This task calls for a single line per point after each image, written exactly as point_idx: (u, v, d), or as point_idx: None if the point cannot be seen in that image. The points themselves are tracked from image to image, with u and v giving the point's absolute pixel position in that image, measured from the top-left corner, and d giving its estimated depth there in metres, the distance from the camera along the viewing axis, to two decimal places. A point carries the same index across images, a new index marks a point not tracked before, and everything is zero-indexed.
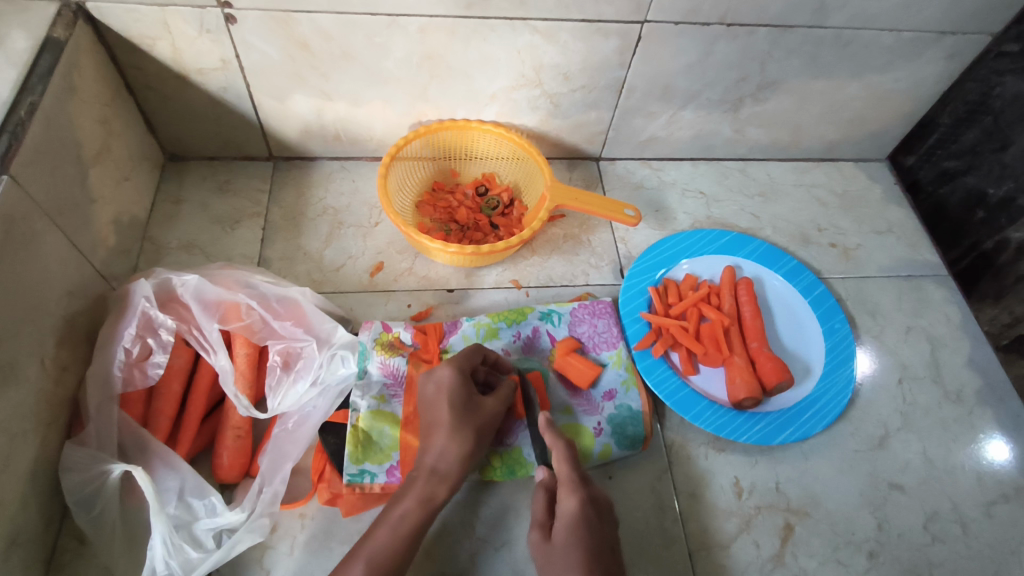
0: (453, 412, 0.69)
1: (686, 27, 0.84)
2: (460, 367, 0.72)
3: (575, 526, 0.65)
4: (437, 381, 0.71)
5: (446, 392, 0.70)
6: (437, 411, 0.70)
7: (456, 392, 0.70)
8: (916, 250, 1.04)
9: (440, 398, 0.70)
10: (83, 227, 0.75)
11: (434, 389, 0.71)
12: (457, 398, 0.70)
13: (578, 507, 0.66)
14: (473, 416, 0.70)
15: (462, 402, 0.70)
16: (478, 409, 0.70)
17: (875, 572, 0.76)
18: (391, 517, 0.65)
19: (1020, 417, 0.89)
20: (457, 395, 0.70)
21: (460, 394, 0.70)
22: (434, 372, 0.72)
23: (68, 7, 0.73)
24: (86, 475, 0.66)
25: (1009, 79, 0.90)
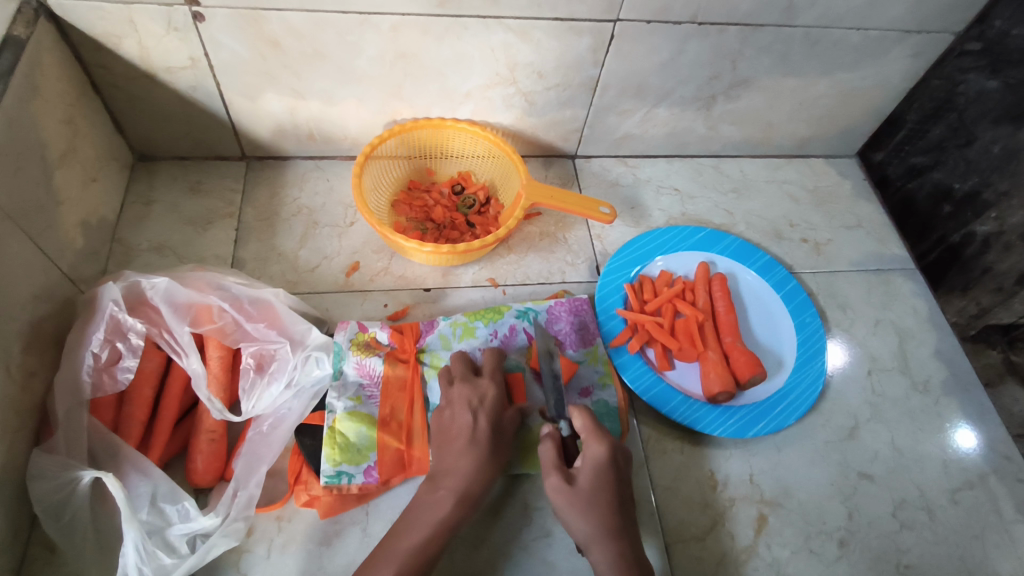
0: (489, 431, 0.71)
1: (658, 26, 0.85)
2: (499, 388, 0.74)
3: (604, 473, 0.66)
4: (480, 396, 0.73)
5: (486, 408, 0.72)
6: (461, 422, 0.71)
7: (496, 410, 0.72)
8: (885, 245, 1.06)
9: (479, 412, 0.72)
10: (49, 230, 0.73)
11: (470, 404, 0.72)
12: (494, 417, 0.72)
13: (607, 456, 0.67)
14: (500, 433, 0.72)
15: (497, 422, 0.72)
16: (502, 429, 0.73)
17: (846, 559, 0.78)
18: None
19: (984, 406, 0.91)
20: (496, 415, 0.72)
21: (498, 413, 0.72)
22: (478, 386, 0.74)
23: (29, 4, 0.71)
24: (54, 483, 0.64)
25: (972, 77, 0.93)
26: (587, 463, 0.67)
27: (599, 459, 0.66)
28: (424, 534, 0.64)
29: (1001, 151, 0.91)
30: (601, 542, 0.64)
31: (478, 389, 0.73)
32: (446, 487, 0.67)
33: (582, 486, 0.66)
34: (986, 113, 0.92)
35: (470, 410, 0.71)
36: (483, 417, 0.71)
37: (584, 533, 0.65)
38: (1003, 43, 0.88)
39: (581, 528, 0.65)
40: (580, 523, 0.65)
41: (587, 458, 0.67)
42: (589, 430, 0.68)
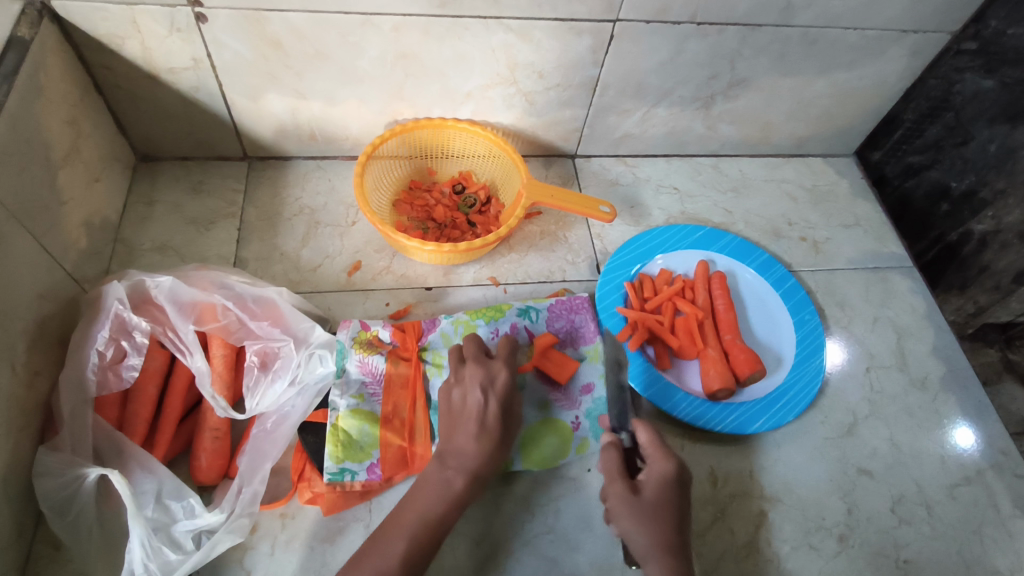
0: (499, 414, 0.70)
1: (657, 26, 0.85)
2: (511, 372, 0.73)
3: (667, 489, 0.67)
4: (492, 379, 0.72)
5: (498, 390, 0.71)
6: (472, 404, 0.70)
7: (506, 393, 0.71)
8: (883, 243, 1.07)
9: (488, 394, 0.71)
10: (53, 229, 0.74)
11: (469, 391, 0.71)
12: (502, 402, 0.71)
13: (669, 473, 0.67)
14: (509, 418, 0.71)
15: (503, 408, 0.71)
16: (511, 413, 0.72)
17: (845, 555, 0.79)
18: None
19: (981, 402, 0.92)
20: (507, 399, 0.71)
21: (508, 397, 0.71)
22: (491, 368, 0.73)
23: (33, 6, 0.71)
24: (61, 480, 0.65)
25: (968, 76, 0.94)
26: (652, 477, 0.67)
27: (666, 475, 0.67)
28: (423, 518, 0.64)
29: (998, 149, 0.91)
30: (655, 551, 0.64)
31: (490, 371, 0.72)
32: (455, 469, 0.67)
33: (643, 498, 0.66)
34: (982, 112, 0.93)
35: (482, 390, 0.70)
36: (494, 400, 0.70)
37: (641, 545, 0.65)
38: (999, 43, 0.89)
39: (636, 537, 0.65)
40: (635, 531, 0.65)
41: (649, 473, 0.68)
42: (654, 445, 0.70)
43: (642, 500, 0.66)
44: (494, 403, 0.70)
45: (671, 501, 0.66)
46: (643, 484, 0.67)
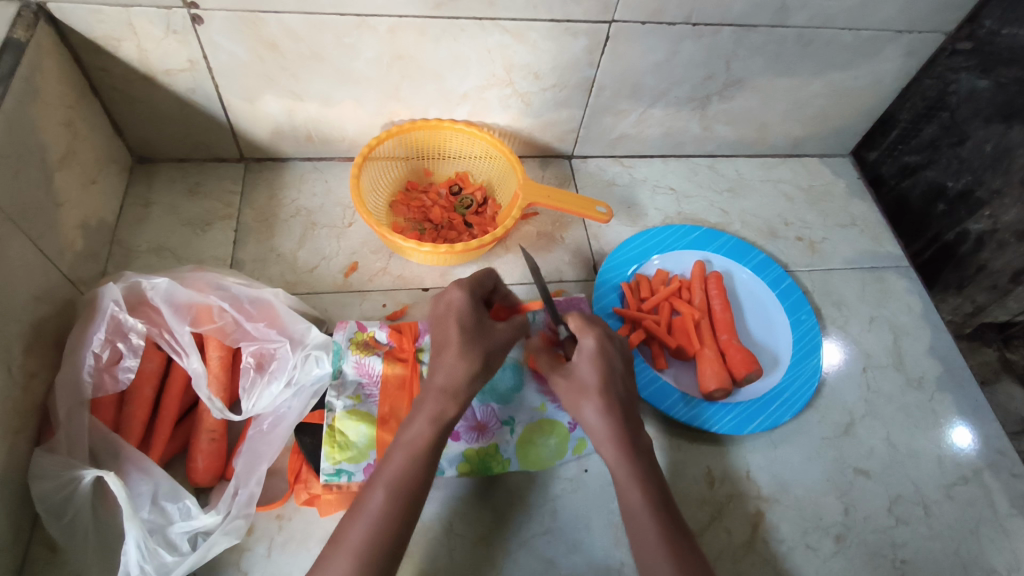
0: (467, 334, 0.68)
1: (653, 27, 0.85)
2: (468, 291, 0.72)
3: (599, 360, 0.70)
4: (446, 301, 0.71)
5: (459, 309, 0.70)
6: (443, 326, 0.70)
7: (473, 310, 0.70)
8: (880, 243, 1.07)
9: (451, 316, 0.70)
10: (49, 231, 0.74)
11: (444, 309, 0.71)
12: (469, 319, 0.69)
13: (596, 344, 0.70)
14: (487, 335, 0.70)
15: (474, 323, 0.69)
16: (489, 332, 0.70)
17: (842, 554, 0.79)
18: None
19: (977, 401, 0.92)
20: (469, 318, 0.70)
21: (471, 316, 0.70)
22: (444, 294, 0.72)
23: (29, 8, 0.71)
24: (56, 482, 0.65)
25: (964, 76, 0.94)
26: (584, 354, 0.70)
27: (595, 349, 0.70)
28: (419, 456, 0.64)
29: (994, 149, 0.92)
30: (604, 423, 0.68)
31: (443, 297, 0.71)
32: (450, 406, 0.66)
33: (579, 373, 0.70)
34: (978, 112, 0.93)
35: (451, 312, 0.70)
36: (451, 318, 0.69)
37: (591, 419, 0.69)
38: (994, 43, 0.89)
39: (586, 414, 0.69)
40: (584, 410, 0.69)
41: (579, 347, 0.71)
42: (578, 330, 0.72)
43: (579, 368, 0.70)
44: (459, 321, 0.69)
45: (611, 374, 0.70)
46: (580, 361, 0.70)
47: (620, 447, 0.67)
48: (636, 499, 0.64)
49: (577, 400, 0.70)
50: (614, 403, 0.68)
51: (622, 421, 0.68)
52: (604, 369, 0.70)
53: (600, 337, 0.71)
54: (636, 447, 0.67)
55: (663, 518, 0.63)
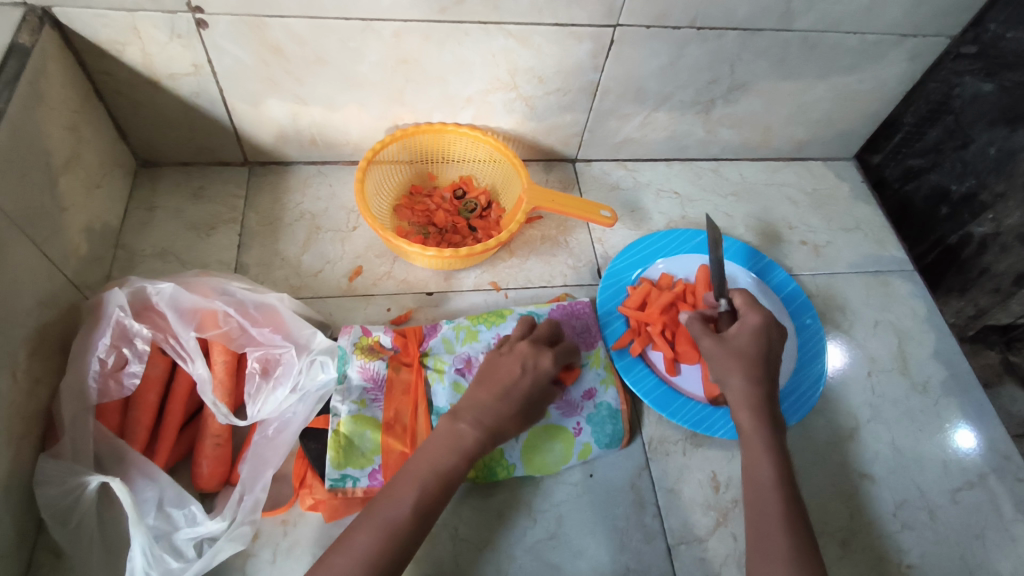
0: (529, 393, 0.72)
1: (657, 31, 0.85)
2: (556, 357, 0.75)
3: (754, 336, 0.75)
4: (537, 360, 0.74)
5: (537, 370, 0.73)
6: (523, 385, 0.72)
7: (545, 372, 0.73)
8: (884, 247, 1.07)
9: (531, 375, 0.73)
10: (54, 236, 0.73)
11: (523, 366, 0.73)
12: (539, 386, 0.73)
13: (761, 322, 0.76)
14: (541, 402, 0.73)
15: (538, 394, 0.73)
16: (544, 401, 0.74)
17: (848, 560, 0.78)
18: None
19: (982, 406, 0.92)
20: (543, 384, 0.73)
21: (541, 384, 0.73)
22: (538, 350, 0.75)
23: (34, 12, 0.71)
24: (62, 488, 0.65)
25: (968, 80, 0.94)
26: (746, 328, 0.75)
27: (756, 326, 0.75)
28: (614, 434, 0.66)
29: (998, 153, 0.91)
30: (750, 389, 0.72)
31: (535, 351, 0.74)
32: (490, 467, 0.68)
33: (733, 344, 0.74)
34: (982, 115, 0.93)
35: (522, 368, 0.73)
36: (531, 377, 0.73)
37: (738, 387, 0.72)
38: (998, 47, 0.89)
39: (734, 381, 0.72)
40: (732, 377, 0.73)
41: (745, 322, 0.76)
42: (748, 307, 0.78)
43: (733, 341, 0.75)
44: (530, 382, 0.72)
45: (761, 351, 0.74)
46: (735, 333, 0.75)
47: (756, 414, 0.71)
48: (761, 467, 0.68)
49: (721, 368, 0.73)
50: (762, 375, 0.73)
51: (767, 390, 0.72)
52: (762, 348, 0.74)
53: (767, 318, 0.76)
54: (771, 415, 0.71)
55: (788, 496, 0.66)
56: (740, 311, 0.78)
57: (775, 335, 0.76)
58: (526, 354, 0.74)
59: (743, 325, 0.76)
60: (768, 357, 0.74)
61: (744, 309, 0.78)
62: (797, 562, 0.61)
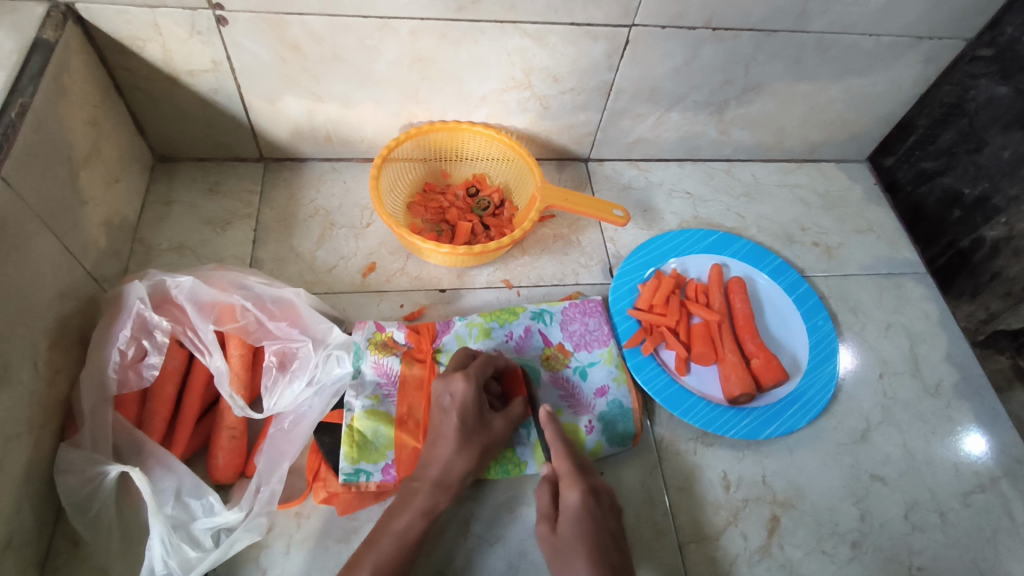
0: (459, 425, 0.70)
1: (672, 31, 0.86)
2: (472, 382, 0.72)
3: (581, 521, 0.68)
4: (451, 392, 0.72)
5: (459, 406, 0.71)
6: (447, 426, 0.70)
7: (468, 403, 0.71)
8: (896, 249, 1.07)
9: (452, 411, 0.71)
10: (74, 229, 0.74)
11: (448, 401, 0.72)
12: (469, 416, 0.71)
13: (581, 501, 0.69)
14: (485, 432, 0.72)
15: (473, 422, 0.71)
16: (488, 428, 0.72)
17: (858, 561, 0.79)
18: (400, 505, 0.67)
19: (995, 410, 0.92)
20: (470, 411, 0.71)
21: (472, 413, 0.71)
22: (449, 381, 0.73)
23: (58, 8, 0.72)
24: (82, 476, 0.66)
25: (983, 83, 0.94)
26: (568, 512, 0.69)
27: (573, 505, 0.69)
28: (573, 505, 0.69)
29: (1012, 156, 0.91)
30: None
31: (450, 385, 0.72)
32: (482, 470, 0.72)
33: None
34: (996, 118, 0.93)
35: (446, 410, 0.71)
36: (454, 412, 0.71)
37: None
38: (1014, 50, 0.89)
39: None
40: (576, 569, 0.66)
41: (565, 507, 0.70)
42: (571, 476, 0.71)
43: (558, 541, 0.68)
44: (454, 418, 0.71)
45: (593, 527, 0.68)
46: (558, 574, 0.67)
47: None
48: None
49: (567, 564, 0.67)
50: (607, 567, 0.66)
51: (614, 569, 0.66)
52: (593, 531, 0.68)
53: (586, 493, 0.70)
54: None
55: None
56: (566, 481, 0.71)
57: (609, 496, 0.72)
58: (440, 393, 0.72)
59: (566, 507, 0.70)
60: (603, 536, 0.68)
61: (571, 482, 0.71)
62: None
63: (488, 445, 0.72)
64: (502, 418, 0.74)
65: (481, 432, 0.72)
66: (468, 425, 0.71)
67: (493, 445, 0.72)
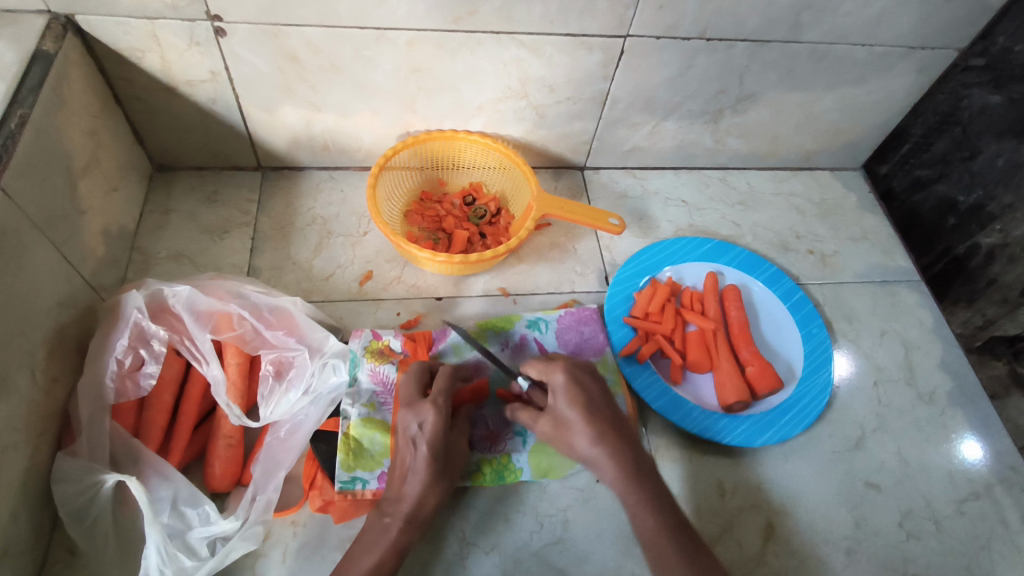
0: (430, 459, 0.69)
1: (667, 42, 0.87)
2: (440, 410, 0.70)
3: (571, 391, 0.72)
4: (421, 423, 0.69)
5: (427, 437, 0.69)
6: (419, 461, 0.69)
7: (438, 435, 0.69)
8: (891, 257, 1.07)
9: (421, 443, 0.69)
10: (73, 239, 0.75)
11: (417, 431, 0.69)
12: (439, 449, 0.70)
13: (567, 379, 0.72)
14: (452, 460, 0.72)
15: (443, 454, 0.70)
16: (455, 456, 0.72)
17: (853, 569, 0.79)
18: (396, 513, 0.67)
19: (989, 417, 0.92)
20: (441, 443, 0.70)
21: (442, 444, 0.70)
22: (418, 410, 0.70)
23: (58, 20, 0.73)
24: (80, 485, 0.66)
25: (976, 91, 0.94)
26: (558, 391, 0.72)
27: (561, 383, 0.72)
28: (567, 386, 0.72)
29: (1006, 164, 0.92)
30: (597, 451, 0.70)
31: (419, 415, 0.70)
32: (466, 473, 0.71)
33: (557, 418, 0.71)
34: (990, 127, 0.93)
35: (412, 444, 0.69)
36: (424, 446, 0.69)
37: (586, 441, 0.70)
38: (1007, 59, 0.90)
39: (581, 447, 0.70)
40: (561, 404, 0.71)
41: (554, 386, 0.73)
42: (545, 370, 0.74)
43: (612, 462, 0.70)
44: (426, 453, 0.69)
45: (586, 394, 0.72)
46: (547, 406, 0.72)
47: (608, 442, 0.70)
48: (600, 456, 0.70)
49: (566, 434, 0.71)
50: (606, 427, 0.70)
51: (622, 449, 0.70)
52: (581, 397, 0.71)
53: (569, 372, 0.73)
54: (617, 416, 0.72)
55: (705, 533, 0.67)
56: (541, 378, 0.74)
57: (592, 389, 0.73)
58: (410, 425, 0.70)
59: (554, 388, 0.72)
60: (592, 399, 0.72)
61: (591, 457, 0.70)
62: (677, 540, 0.65)
63: (457, 461, 0.72)
64: (461, 438, 0.74)
65: (450, 462, 0.71)
66: (439, 457, 0.69)
67: (457, 463, 0.73)
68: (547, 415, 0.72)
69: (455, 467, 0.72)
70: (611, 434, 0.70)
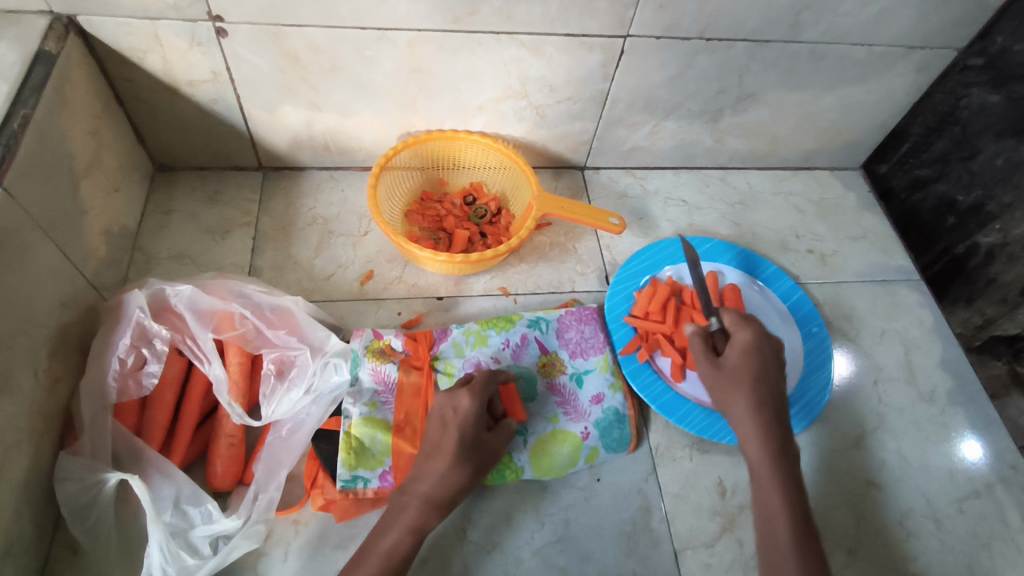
0: (457, 440, 0.70)
1: (667, 42, 0.87)
2: (476, 395, 0.73)
3: (748, 353, 0.74)
4: (455, 406, 0.72)
5: (459, 418, 0.71)
6: (447, 440, 0.70)
7: (470, 419, 0.71)
8: (890, 256, 1.07)
9: (451, 424, 0.71)
10: (75, 238, 0.75)
11: (450, 414, 0.72)
12: (470, 432, 0.71)
13: (753, 337, 0.75)
14: (482, 450, 0.71)
15: (472, 437, 0.71)
16: (485, 446, 0.72)
17: (854, 567, 0.79)
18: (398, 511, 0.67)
19: (988, 416, 0.92)
20: (471, 427, 0.71)
21: (473, 428, 0.71)
22: (454, 395, 0.73)
23: (60, 21, 0.74)
24: (82, 484, 0.66)
25: (975, 91, 0.95)
26: (736, 346, 0.75)
27: (745, 341, 0.75)
28: (742, 354, 0.74)
29: (1005, 163, 0.92)
30: (756, 418, 0.71)
31: (453, 399, 0.73)
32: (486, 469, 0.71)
33: (730, 366, 0.74)
34: (989, 126, 0.94)
35: (443, 423, 0.71)
36: (454, 426, 0.71)
37: (744, 404, 0.72)
38: (1006, 59, 0.90)
39: (740, 406, 0.72)
40: (735, 396, 0.72)
41: (735, 341, 0.76)
42: (738, 322, 0.77)
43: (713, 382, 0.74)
44: (454, 432, 0.70)
45: (758, 356, 0.74)
46: (730, 355, 0.75)
47: (764, 441, 0.70)
48: (742, 411, 0.72)
49: (730, 388, 0.73)
50: (768, 399, 0.72)
51: (773, 412, 0.71)
52: (755, 363, 0.73)
53: (756, 333, 0.76)
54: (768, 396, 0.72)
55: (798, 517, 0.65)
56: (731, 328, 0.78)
57: (770, 355, 0.75)
58: (444, 408, 0.72)
59: (735, 342, 0.76)
60: (764, 370, 0.74)
61: (744, 415, 0.71)
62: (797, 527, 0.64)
63: (490, 455, 0.72)
64: (499, 435, 0.74)
65: (478, 452, 0.71)
66: (467, 440, 0.70)
67: (488, 462, 0.72)
68: (718, 364, 0.75)
69: (486, 464, 0.72)
70: (768, 413, 0.71)
